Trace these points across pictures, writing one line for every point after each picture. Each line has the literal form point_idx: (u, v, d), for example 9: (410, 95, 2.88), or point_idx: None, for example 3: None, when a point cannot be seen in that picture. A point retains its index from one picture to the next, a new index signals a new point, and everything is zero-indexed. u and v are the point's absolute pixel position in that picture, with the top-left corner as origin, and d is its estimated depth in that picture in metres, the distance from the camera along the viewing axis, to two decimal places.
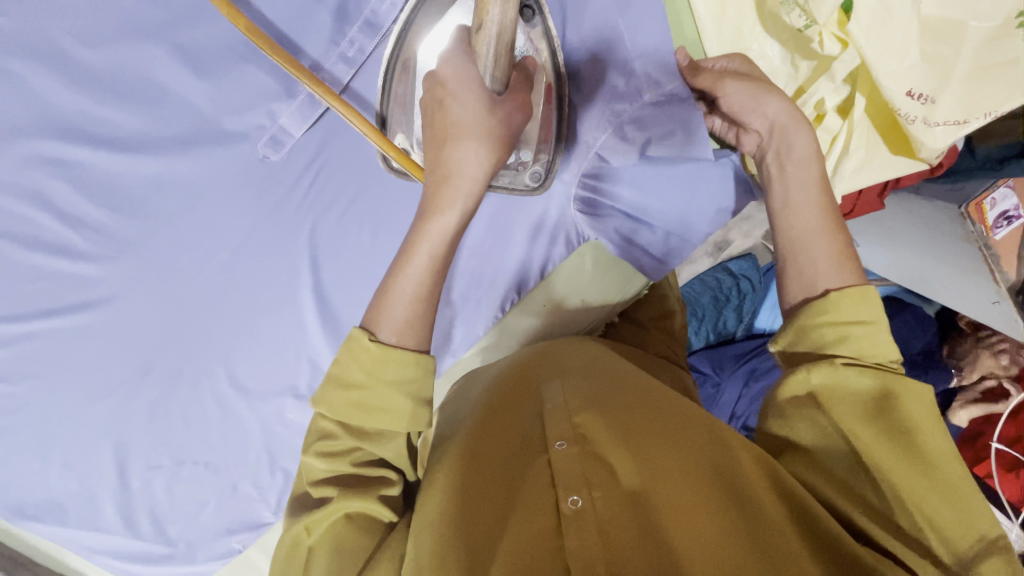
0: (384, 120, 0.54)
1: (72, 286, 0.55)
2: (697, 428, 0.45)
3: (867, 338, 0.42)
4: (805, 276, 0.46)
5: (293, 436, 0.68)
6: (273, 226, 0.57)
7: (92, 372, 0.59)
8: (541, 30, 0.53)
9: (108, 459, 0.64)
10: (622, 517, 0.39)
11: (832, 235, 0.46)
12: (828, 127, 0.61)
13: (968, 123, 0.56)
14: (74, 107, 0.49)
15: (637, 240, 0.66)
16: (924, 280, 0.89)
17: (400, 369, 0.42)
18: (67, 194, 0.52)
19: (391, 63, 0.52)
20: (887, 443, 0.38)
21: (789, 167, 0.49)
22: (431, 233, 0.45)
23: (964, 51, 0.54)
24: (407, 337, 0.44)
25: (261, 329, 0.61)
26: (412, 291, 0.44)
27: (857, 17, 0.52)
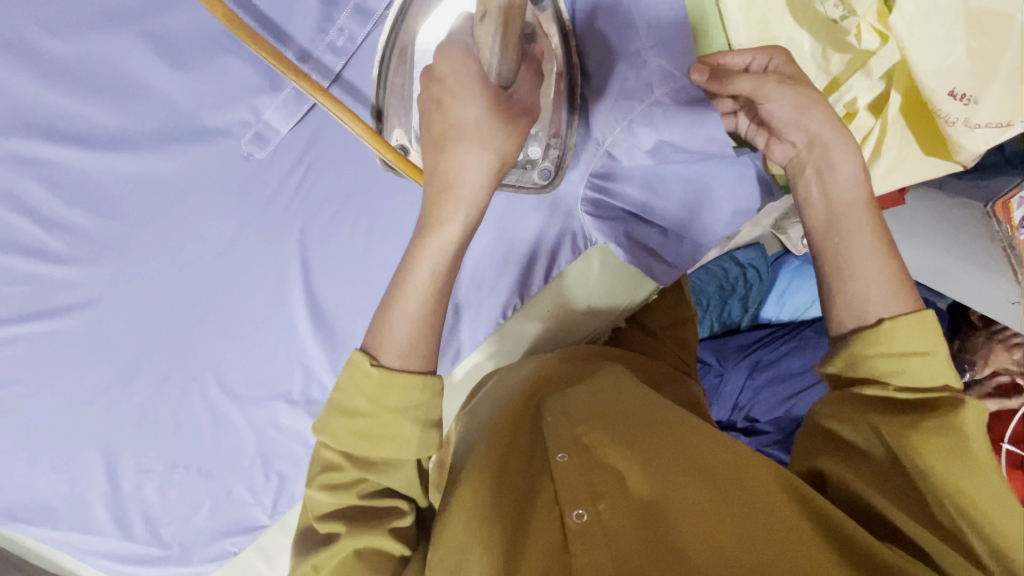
0: (380, 112, 0.49)
1: (50, 290, 0.52)
2: (707, 433, 0.43)
3: (924, 371, 0.39)
4: (856, 303, 0.42)
5: (287, 440, 0.66)
6: (261, 227, 0.53)
7: (76, 378, 0.57)
8: (551, 12, 0.50)
9: (97, 465, 0.62)
10: (631, 529, 0.37)
11: (885, 259, 0.42)
12: (860, 125, 0.56)
13: (1010, 127, 0.52)
14: (43, 101, 0.46)
15: (643, 241, 0.62)
16: (941, 274, 0.86)
17: (405, 395, 0.41)
18: (41, 195, 0.49)
19: (387, 51, 0.47)
20: (937, 445, 0.35)
21: (833, 185, 0.45)
22: (431, 248, 0.42)
23: (1010, 46, 0.50)
24: (410, 360, 0.42)
25: (252, 333, 0.58)
26: (413, 313, 0.42)
27: (899, 9, 0.51)
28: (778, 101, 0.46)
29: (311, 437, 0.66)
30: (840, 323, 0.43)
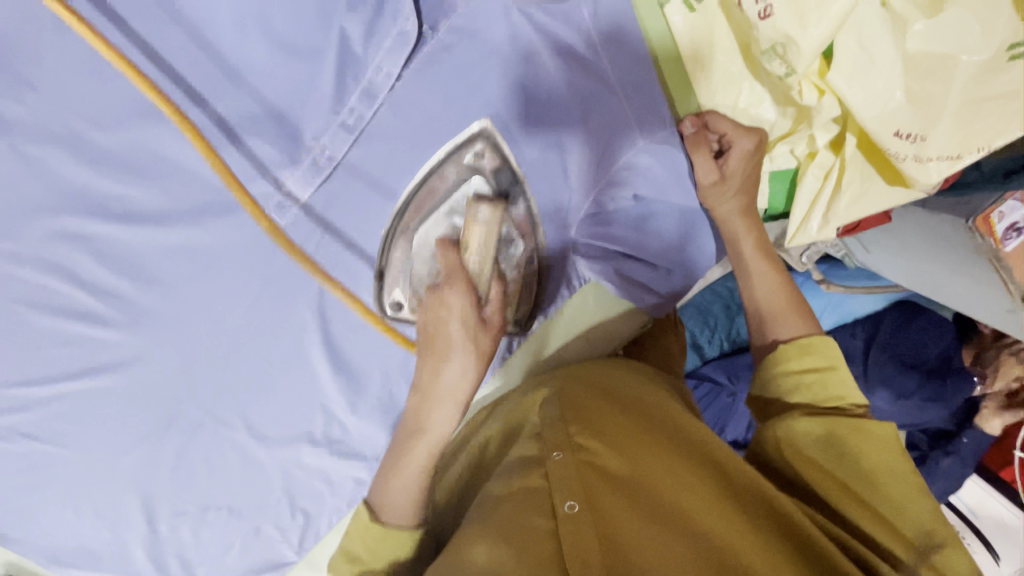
0: (383, 271, 0.62)
1: (96, 350, 0.57)
2: (680, 439, 0.52)
3: (819, 382, 0.53)
4: (761, 325, 0.60)
5: (312, 478, 0.71)
6: (283, 282, 0.59)
7: (119, 428, 0.62)
8: (524, 208, 0.60)
9: (137, 509, 0.67)
10: (614, 519, 0.44)
11: (783, 290, 0.60)
12: (821, 163, 0.63)
13: (962, 158, 0.56)
14: (89, 183, 0.51)
15: (634, 276, 0.69)
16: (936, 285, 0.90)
17: (396, 544, 0.57)
18: (88, 265, 0.54)
19: (390, 235, 0.59)
20: (832, 462, 0.49)
21: (742, 253, 0.62)
22: (421, 444, 0.56)
23: (953, 87, 0.54)
24: (405, 518, 0.57)
25: (276, 380, 0.64)
26: (408, 485, 0.57)
27: (836, 67, 0.56)
28: (704, 174, 0.62)
29: (334, 473, 0.72)
30: (769, 338, 0.59)
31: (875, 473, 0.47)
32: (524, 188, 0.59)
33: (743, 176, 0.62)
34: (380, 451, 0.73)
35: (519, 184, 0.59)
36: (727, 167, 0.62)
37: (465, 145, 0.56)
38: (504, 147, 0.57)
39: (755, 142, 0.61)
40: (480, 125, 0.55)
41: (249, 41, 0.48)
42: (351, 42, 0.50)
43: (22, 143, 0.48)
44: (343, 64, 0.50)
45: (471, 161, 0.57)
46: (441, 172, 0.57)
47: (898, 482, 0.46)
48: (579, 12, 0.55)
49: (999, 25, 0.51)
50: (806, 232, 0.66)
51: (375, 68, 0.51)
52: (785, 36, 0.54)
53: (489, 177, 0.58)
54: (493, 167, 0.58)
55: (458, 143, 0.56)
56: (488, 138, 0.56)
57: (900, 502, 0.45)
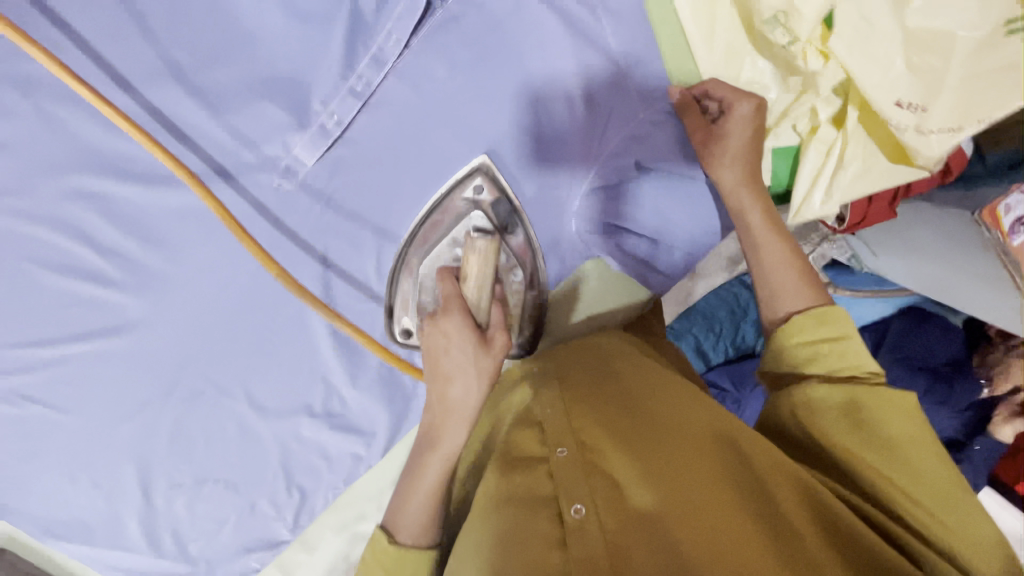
0: (390, 307, 0.63)
1: (101, 312, 0.58)
2: (691, 419, 0.50)
3: (834, 353, 0.52)
4: (772, 301, 0.58)
5: (309, 454, 0.70)
6: (285, 249, 0.58)
7: (120, 394, 0.62)
8: (524, 236, 0.63)
9: (133, 479, 0.66)
10: (621, 522, 0.42)
11: (794, 265, 0.58)
12: (823, 137, 0.64)
13: (962, 130, 0.55)
14: (105, 144, 0.52)
15: (635, 252, 0.69)
16: (947, 287, 0.90)
17: (417, 565, 0.51)
18: (99, 225, 0.55)
19: (396, 267, 0.61)
20: (852, 429, 0.47)
21: (751, 230, 0.60)
22: (431, 465, 0.53)
23: (953, 59, 0.53)
24: (421, 537, 0.52)
25: (277, 349, 0.64)
26: (419, 512, 0.52)
27: (838, 33, 0.57)
28: (699, 143, 0.62)
29: (331, 449, 0.71)
30: (779, 315, 0.58)
31: (898, 442, 0.45)
32: (524, 219, 0.62)
33: (742, 144, 0.60)
34: (378, 427, 0.72)
35: (518, 215, 0.61)
36: (727, 134, 0.60)
37: (464, 181, 0.59)
38: (503, 181, 0.60)
39: (752, 106, 0.60)
40: (479, 159, 0.58)
41: (266, 8, 0.50)
42: (362, 11, 0.52)
43: (43, 103, 0.50)
44: (355, 31, 0.52)
45: (471, 197, 0.59)
46: (442, 211, 0.59)
47: (917, 451, 0.45)
48: None
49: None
50: (809, 207, 0.66)
51: (384, 35, 0.53)
52: (787, 5, 0.57)
53: (487, 211, 0.60)
54: (491, 200, 0.60)
55: (458, 178, 0.59)
56: (487, 171, 0.59)
57: (933, 475, 0.44)
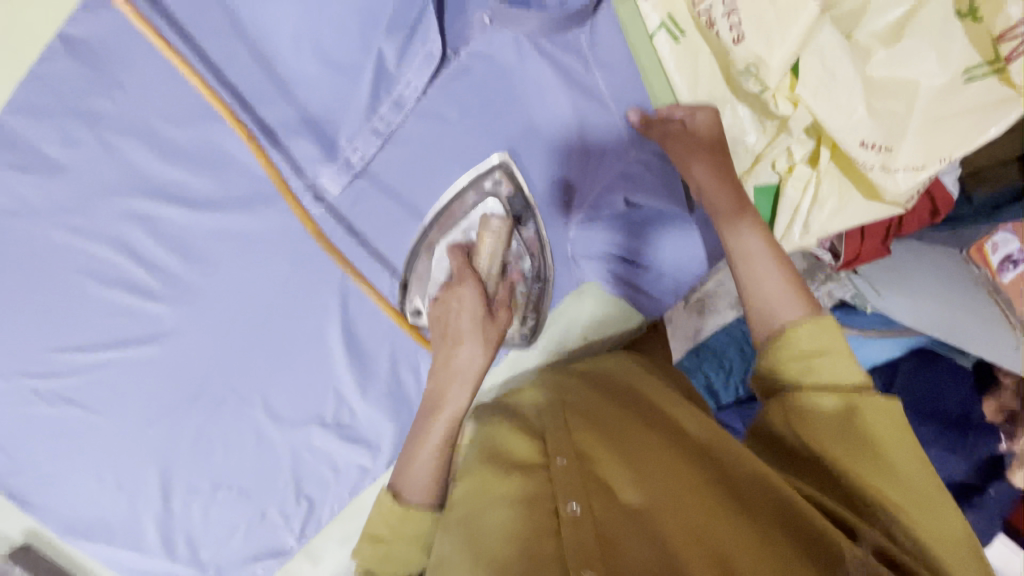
0: (406, 284, 0.72)
1: (141, 321, 0.64)
2: (683, 444, 0.53)
3: (828, 365, 0.54)
4: (765, 308, 0.60)
5: (319, 462, 0.75)
6: (311, 267, 0.67)
7: (150, 398, 0.67)
8: (534, 228, 0.72)
9: (153, 482, 0.70)
10: (615, 519, 0.44)
11: (781, 269, 0.61)
12: (799, 175, 0.70)
13: (925, 168, 0.62)
14: (157, 172, 0.60)
15: (622, 276, 0.80)
16: (947, 325, 0.92)
17: (417, 524, 0.60)
18: (147, 242, 0.62)
19: (417, 248, 0.70)
20: (838, 432, 0.50)
21: (740, 237, 0.63)
22: (436, 426, 0.64)
23: (914, 106, 0.61)
24: (424, 496, 0.61)
25: (296, 361, 0.70)
26: (426, 463, 0.62)
27: (803, 83, 0.62)
28: (672, 150, 0.66)
29: (339, 459, 0.76)
30: (777, 323, 0.59)
31: (878, 447, 0.49)
32: (535, 213, 0.71)
33: (709, 148, 0.65)
34: (384, 439, 0.78)
35: (530, 209, 0.70)
36: (695, 139, 0.65)
37: (485, 174, 0.67)
38: (519, 176, 0.68)
39: (711, 115, 0.66)
40: (498, 156, 0.66)
41: (303, 59, 0.56)
42: (386, 62, 0.58)
43: (107, 135, 0.57)
44: (380, 79, 0.59)
45: (490, 188, 0.68)
46: (460, 197, 0.68)
47: (895, 457, 0.48)
48: (579, 39, 0.64)
49: (954, 52, 0.59)
50: (791, 239, 0.72)
51: (404, 83, 0.59)
52: (756, 56, 0.61)
53: (503, 201, 0.69)
54: (508, 193, 0.69)
55: (479, 172, 0.67)
56: (504, 167, 0.67)
57: (909, 476, 0.47)
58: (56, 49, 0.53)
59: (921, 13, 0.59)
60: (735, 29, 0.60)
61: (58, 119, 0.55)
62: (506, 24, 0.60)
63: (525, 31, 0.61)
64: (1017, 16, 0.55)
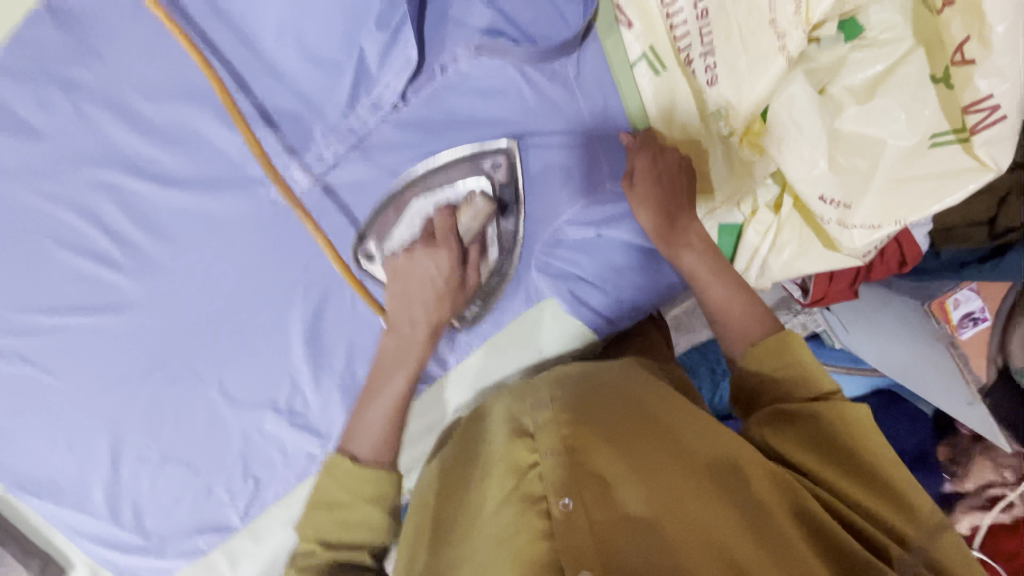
0: (362, 236, 0.67)
1: (102, 291, 0.63)
2: (672, 434, 0.52)
3: (804, 373, 0.58)
4: (730, 328, 0.66)
5: (269, 444, 0.78)
6: (278, 255, 0.68)
7: (105, 368, 0.67)
8: (513, 220, 0.72)
9: (103, 449, 0.71)
10: (611, 524, 0.43)
11: (731, 293, 0.67)
12: (762, 219, 0.76)
13: (882, 228, 0.66)
14: (131, 146, 0.60)
15: (584, 298, 0.81)
16: (908, 373, 0.97)
17: (376, 486, 0.60)
18: (114, 214, 0.61)
19: (385, 204, 0.67)
20: (819, 449, 0.52)
21: (699, 263, 0.68)
22: (384, 396, 0.66)
23: (880, 164, 0.64)
24: (369, 452, 0.63)
25: (253, 344, 0.71)
26: (377, 423, 0.64)
27: (768, 132, 0.68)
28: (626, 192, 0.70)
29: (289, 445, 0.79)
30: (746, 346, 0.63)
31: (860, 452, 0.51)
32: (520, 208, 0.72)
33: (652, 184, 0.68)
34: (334, 429, 0.81)
35: (517, 203, 0.71)
36: (643, 174, 0.68)
37: (486, 153, 0.67)
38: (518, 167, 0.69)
39: (650, 155, 0.69)
40: (506, 141, 0.67)
41: (285, 49, 0.56)
42: (368, 62, 0.59)
43: (83, 103, 0.56)
44: (359, 78, 0.59)
45: (487, 169, 0.68)
46: (458, 166, 0.67)
47: (880, 460, 0.51)
48: (565, 70, 0.66)
49: (924, 116, 0.61)
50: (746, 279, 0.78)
51: (383, 85, 0.60)
52: (726, 101, 0.67)
53: (495, 185, 0.69)
54: (502, 180, 0.69)
55: (485, 147, 0.67)
56: (509, 155, 0.68)
57: (900, 482, 0.49)
58: (40, 16, 0.51)
59: (899, 71, 0.62)
60: (710, 71, 0.66)
61: (35, 81, 0.53)
62: (492, 53, 0.61)
63: (513, 60, 0.63)
64: (983, 93, 0.56)
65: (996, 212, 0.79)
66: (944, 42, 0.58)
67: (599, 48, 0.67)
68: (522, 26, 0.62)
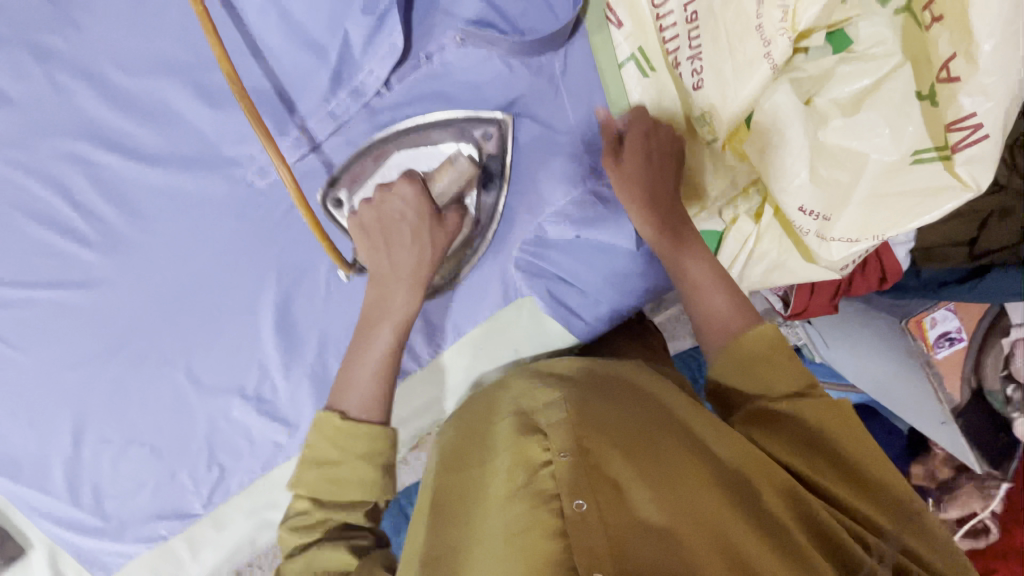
0: (335, 179, 0.64)
1: (69, 265, 0.62)
2: (682, 439, 0.50)
3: (783, 366, 0.57)
4: (708, 317, 0.65)
5: (235, 432, 0.76)
6: (253, 239, 0.67)
7: (68, 345, 0.65)
8: (495, 194, 0.70)
9: (65, 426, 0.69)
10: (627, 529, 0.41)
11: (713, 281, 0.67)
12: (742, 227, 0.74)
13: (859, 242, 0.67)
14: (106, 120, 0.58)
15: (563, 299, 0.80)
16: (887, 391, 1.00)
17: (367, 444, 0.58)
18: (86, 188, 0.60)
19: (364, 151, 0.63)
20: (810, 451, 0.52)
21: (682, 249, 0.68)
22: (367, 355, 0.64)
23: (860, 179, 0.65)
24: (355, 411, 0.60)
25: (223, 328, 0.69)
26: (361, 383, 0.62)
27: (750, 139, 0.67)
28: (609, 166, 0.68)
29: (255, 434, 0.77)
30: (726, 332, 0.63)
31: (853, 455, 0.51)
32: (503, 183, 0.70)
33: (642, 158, 0.66)
34: (302, 419, 0.79)
35: (501, 177, 0.69)
36: (632, 151, 0.66)
37: (480, 122, 0.66)
38: (510, 139, 0.67)
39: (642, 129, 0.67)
40: (501, 115, 0.66)
41: (269, 28, 0.56)
42: (351, 47, 0.58)
43: (57, 73, 0.56)
44: (342, 63, 0.59)
45: (478, 137, 0.66)
46: (447, 128, 0.65)
47: (872, 462, 0.51)
48: (551, 65, 0.66)
49: (906, 134, 0.62)
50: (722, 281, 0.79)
51: (367, 71, 0.59)
52: (711, 104, 0.66)
53: (483, 154, 0.67)
54: (492, 151, 0.67)
55: (479, 116, 0.65)
56: (501, 127, 0.66)
57: (893, 484, 0.49)
58: None
59: (882, 88, 0.63)
60: (696, 75, 0.66)
61: (9, 47, 0.53)
62: (478, 45, 0.61)
63: (499, 52, 0.62)
64: (967, 111, 0.56)
65: (976, 234, 0.79)
66: (931, 59, 0.59)
67: (586, 44, 0.66)
68: (511, 19, 0.62)
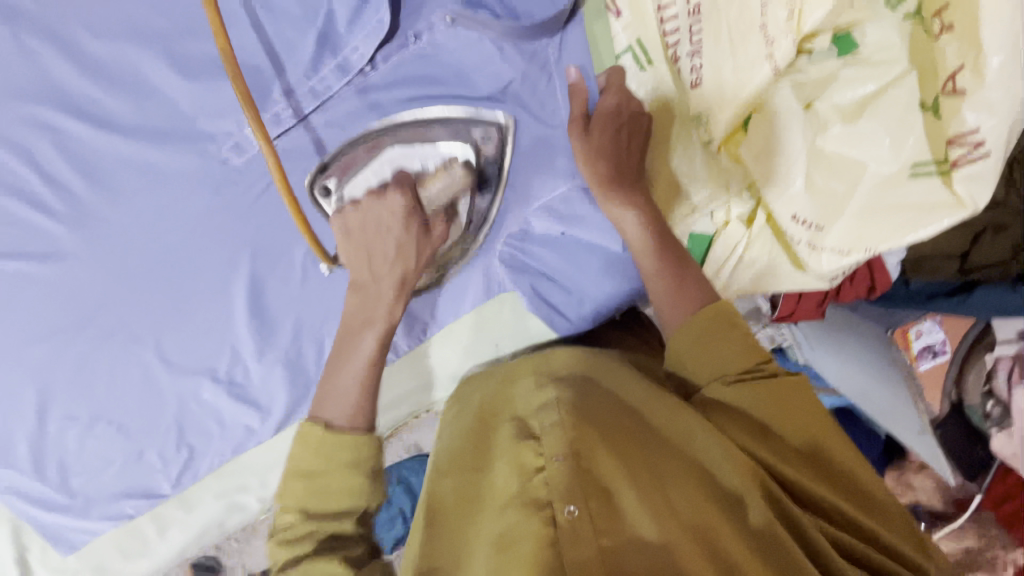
0: (326, 165, 0.60)
1: (30, 237, 0.57)
2: (686, 438, 0.48)
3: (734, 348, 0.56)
4: (672, 309, 0.63)
5: (205, 414, 0.76)
6: (227, 218, 0.64)
7: (26, 321, 0.61)
8: (490, 198, 0.70)
9: (28, 403, 0.65)
10: (619, 540, 0.40)
11: (684, 274, 0.64)
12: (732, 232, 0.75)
13: (851, 253, 0.66)
14: (73, 85, 0.54)
15: (546, 295, 0.81)
16: (869, 400, 0.97)
17: (353, 453, 0.55)
18: (50, 154, 0.55)
19: (360, 139, 0.61)
20: (785, 450, 0.49)
21: (653, 235, 0.66)
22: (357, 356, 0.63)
23: (856, 190, 0.64)
24: (344, 418, 0.58)
25: (194, 309, 0.67)
26: (349, 384, 0.61)
27: (749, 142, 0.66)
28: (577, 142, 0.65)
29: (226, 416, 0.78)
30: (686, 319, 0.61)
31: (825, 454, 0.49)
32: (498, 185, 0.70)
33: (612, 137, 0.64)
34: (275, 404, 0.81)
35: (499, 180, 0.69)
36: (603, 128, 0.63)
37: (478, 121, 0.64)
38: (509, 143, 0.67)
39: (615, 104, 0.64)
40: (502, 115, 0.64)
41: None
42: (337, 22, 0.55)
43: (20, 31, 0.51)
44: (327, 37, 0.55)
45: (477, 137, 0.65)
46: (445, 125, 0.63)
47: (841, 460, 0.50)
48: (546, 52, 0.63)
49: (907, 143, 0.60)
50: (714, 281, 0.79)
51: (352, 47, 0.56)
52: (707, 106, 0.64)
53: (482, 156, 0.66)
54: (490, 151, 0.67)
55: (479, 113, 0.63)
56: (502, 129, 0.65)
57: (861, 482, 0.49)
58: None
59: (887, 94, 0.60)
60: (696, 72, 0.63)
61: None
62: (468, 26, 0.57)
63: (489, 35, 0.59)
64: (969, 126, 0.56)
65: (967, 248, 0.80)
66: (937, 72, 0.57)
67: (585, 32, 0.64)
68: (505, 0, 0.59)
